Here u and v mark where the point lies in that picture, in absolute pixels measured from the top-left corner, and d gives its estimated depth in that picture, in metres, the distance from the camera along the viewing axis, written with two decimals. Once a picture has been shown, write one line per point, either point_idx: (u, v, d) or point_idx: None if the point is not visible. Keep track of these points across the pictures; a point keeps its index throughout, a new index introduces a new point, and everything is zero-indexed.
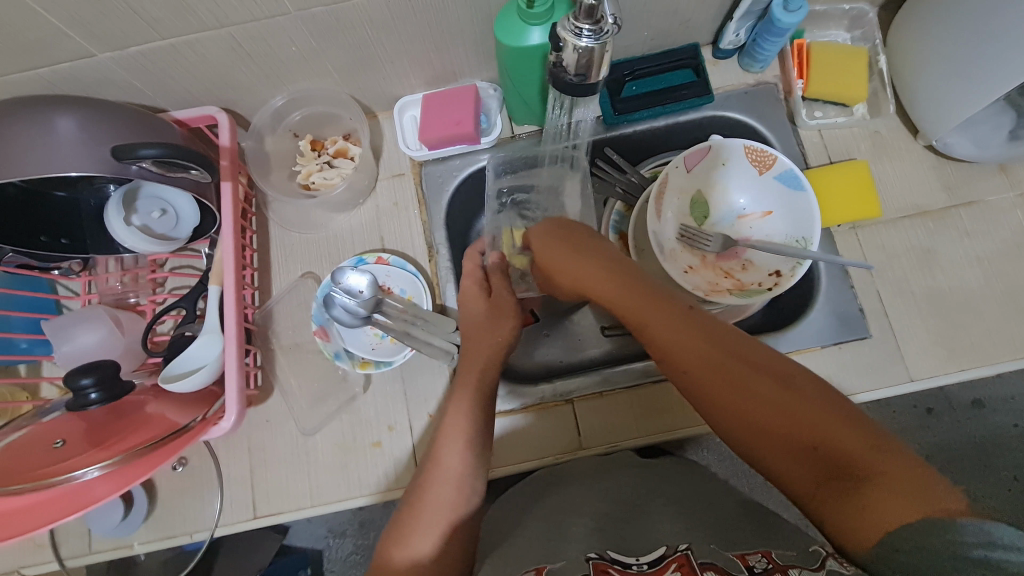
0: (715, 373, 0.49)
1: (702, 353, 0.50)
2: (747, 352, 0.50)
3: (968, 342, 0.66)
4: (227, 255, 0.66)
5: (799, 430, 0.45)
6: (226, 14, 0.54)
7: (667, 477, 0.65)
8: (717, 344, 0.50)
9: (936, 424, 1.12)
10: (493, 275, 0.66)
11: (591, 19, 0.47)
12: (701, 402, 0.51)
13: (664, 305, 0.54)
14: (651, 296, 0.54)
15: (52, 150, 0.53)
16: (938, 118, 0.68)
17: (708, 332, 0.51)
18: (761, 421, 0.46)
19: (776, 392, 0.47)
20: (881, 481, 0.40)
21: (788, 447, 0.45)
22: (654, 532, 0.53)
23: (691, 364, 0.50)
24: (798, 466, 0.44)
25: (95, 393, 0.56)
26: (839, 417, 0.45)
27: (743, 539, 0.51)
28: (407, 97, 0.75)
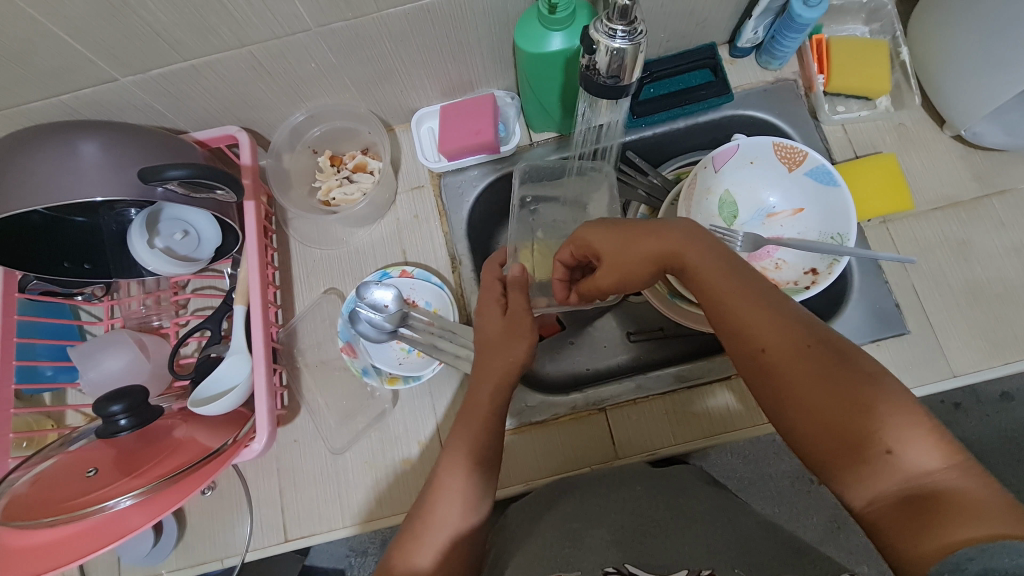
0: (790, 358, 0.43)
1: (777, 335, 0.44)
2: (826, 338, 0.44)
3: (1011, 334, 0.64)
4: (252, 272, 0.66)
5: (878, 429, 0.40)
6: (247, 33, 0.54)
7: (684, 489, 0.59)
8: (796, 327, 0.44)
9: (966, 419, 1.10)
10: (512, 292, 0.58)
11: (625, 20, 0.47)
12: (762, 385, 0.45)
13: (736, 281, 0.47)
14: (722, 267, 0.47)
15: (78, 176, 0.53)
16: (966, 108, 0.67)
17: (786, 312, 0.45)
18: (828, 419, 0.41)
19: (860, 386, 0.41)
20: (959, 501, 0.36)
21: (861, 446, 0.40)
22: (672, 551, 0.49)
23: (765, 345, 0.44)
24: (866, 467, 0.40)
25: (125, 420, 0.54)
26: (917, 422, 0.40)
27: (768, 562, 0.47)
28: (424, 110, 0.75)
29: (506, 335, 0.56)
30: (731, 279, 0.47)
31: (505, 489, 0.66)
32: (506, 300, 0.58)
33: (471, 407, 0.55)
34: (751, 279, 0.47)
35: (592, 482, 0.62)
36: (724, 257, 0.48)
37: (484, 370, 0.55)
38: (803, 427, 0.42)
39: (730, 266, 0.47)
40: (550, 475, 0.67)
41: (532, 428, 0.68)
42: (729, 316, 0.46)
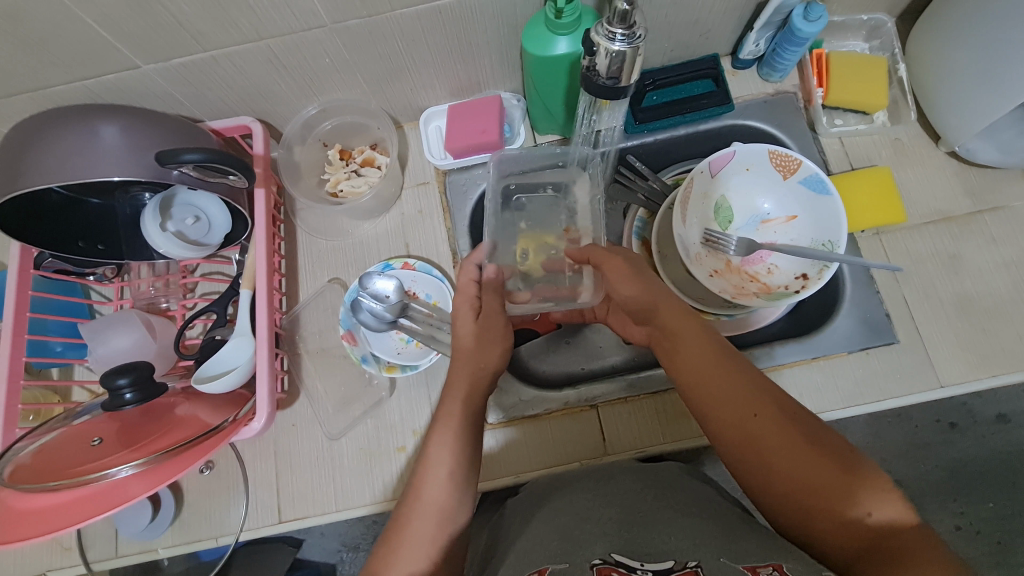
0: (775, 424, 0.49)
1: (762, 404, 0.50)
2: (793, 407, 0.50)
3: (999, 347, 0.65)
4: (260, 258, 0.68)
5: (852, 491, 0.46)
6: (266, 26, 0.56)
7: (671, 483, 0.61)
8: (772, 398, 0.51)
9: (961, 439, 1.11)
10: (487, 293, 0.62)
11: (624, 24, 0.49)
12: (743, 454, 0.50)
13: (727, 353, 0.54)
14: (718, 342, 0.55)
15: (98, 157, 0.55)
16: (961, 124, 0.68)
17: (762, 384, 0.52)
18: (810, 478, 0.46)
19: (830, 448, 0.48)
20: (922, 550, 0.42)
21: (835, 506, 0.45)
22: (659, 541, 0.50)
23: (755, 410, 0.50)
24: (841, 525, 0.45)
25: (129, 394, 0.56)
26: (881, 490, 0.46)
27: (753, 549, 0.47)
28: (433, 109, 0.77)
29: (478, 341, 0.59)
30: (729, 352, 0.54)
31: (489, 481, 0.68)
32: (480, 303, 0.62)
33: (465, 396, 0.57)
34: (731, 353, 0.54)
35: (582, 478, 0.63)
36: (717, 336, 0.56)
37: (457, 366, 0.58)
38: (788, 484, 0.47)
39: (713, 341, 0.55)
40: (539, 468, 0.68)
41: (524, 421, 0.69)
42: (722, 382, 0.52)
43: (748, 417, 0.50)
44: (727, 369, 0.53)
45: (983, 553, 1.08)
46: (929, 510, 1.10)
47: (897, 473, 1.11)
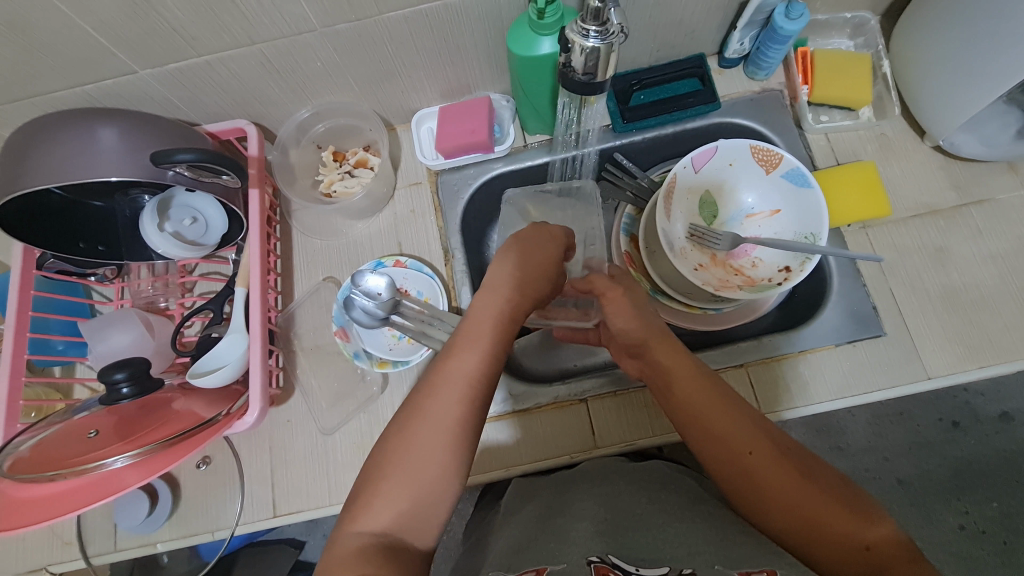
0: (773, 460, 0.49)
1: (758, 439, 0.50)
2: (784, 440, 0.51)
3: (986, 338, 0.66)
4: (254, 258, 0.69)
5: (854, 525, 0.47)
6: (258, 31, 0.58)
7: (664, 485, 0.60)
8: (765, 432, 0.51)
9: (963, 438, 1.10)
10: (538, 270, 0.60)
11: (597, 21, 0.50)
12: (744, 489, 0.50)
13: (720, 387, 0.53)
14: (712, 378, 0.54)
15: (95, 158, 0.57)
16: (944, 118, 0.69)
17: (755, 418, 0.52)
18: (812, 513, 0.47)
19: (823, 477, 0.49)
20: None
21: (834, 535, 0.47)
22: (654, 546, 0.49)
23: (752, 448, 0.50)
24: (845, 557, 0.46)
25: (127, 388, 0.58)
26: (875, 517, 0.47)
27: (746, 550, 0.48)
28: (424, 110, 0.79)
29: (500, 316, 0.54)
30: (723, 388, 0.53)
31: (480, 475, 0.68)
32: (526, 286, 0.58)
33: (472, 376, 0.50)
34: (722, 387, 0.54)
35: (578, 479, 0.64)
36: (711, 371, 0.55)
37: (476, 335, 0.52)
38: (792, 522, 0.48)
39: (705, 376, 0.54)
40: (530, 462, 0.68)
41: (515, 415, 0.70)
42: (718, 421, 0.52)
43: (748, 455, 0.50)
44: (722, 405, 0.52)
45: (988, 553, 1.07)
46: (931, 509, 1.09)
47: (898, 472, 1.11)
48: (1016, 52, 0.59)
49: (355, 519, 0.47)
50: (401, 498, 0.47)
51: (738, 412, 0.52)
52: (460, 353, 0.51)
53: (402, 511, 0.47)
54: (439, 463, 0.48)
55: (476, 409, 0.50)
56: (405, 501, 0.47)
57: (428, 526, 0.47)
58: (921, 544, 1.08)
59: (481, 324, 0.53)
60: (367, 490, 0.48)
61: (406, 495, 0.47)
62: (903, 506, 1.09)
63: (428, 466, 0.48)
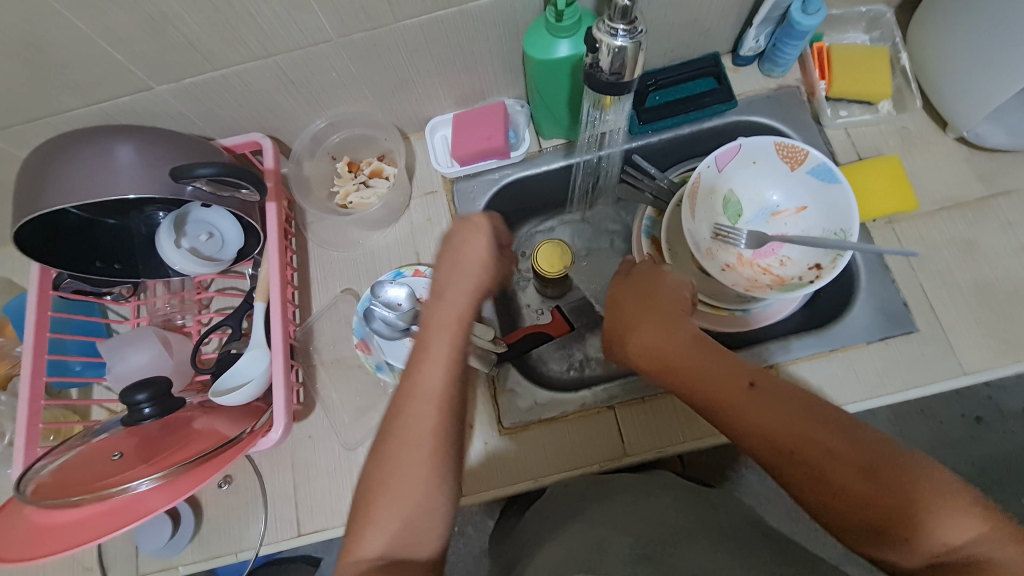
0: (776, 461, 0.46)
1: (759, 441, 0.47)
2: (821, 436, 0.45)
3: (1022, 332, 0.64)
4: (272, 271, 0.68)
5: (886, 518, 0.42)
6: (273, 43, 0.58)
7: (713, 507, 0.57)
8: (805, 428, 0.46)
9: (988, 434, 1.08)
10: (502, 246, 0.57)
11: (625, 20, 0.50)
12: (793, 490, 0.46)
13: (711, 388, 0.50)
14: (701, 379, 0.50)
15: (112, 176, 0.56)
16: (967, 109, 0.68)
17: (792, 418, 0.46)
18: (831, 510, 0.44)
19: (888, 475, 0.43)
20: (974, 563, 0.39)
21: (862, 529, 0.43)
22: (702, 559, 0.47)
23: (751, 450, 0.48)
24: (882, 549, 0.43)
25: (149, 408, 0.57)
26: (921, 503, 0.41)
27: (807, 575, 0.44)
28: (438, 118, 0.78)
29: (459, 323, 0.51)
30: (714, 390, 0.50)
31: (481, 494, 0.66)
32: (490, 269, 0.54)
33: (441, 391, 0.49)
34: (716, 386, 0.50)
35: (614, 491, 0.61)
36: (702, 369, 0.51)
37: (432, 347, 0.50)
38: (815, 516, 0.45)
39: (726, 371, 0.50)
40: (558, 472, 0.67)
41: (540, 425, 0.68)
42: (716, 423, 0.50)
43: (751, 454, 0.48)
44: (742, 408, 0.48)
45: None
46: None
47: None
48: None
49: (375, 539, 0.46)
50: (400, 511, 0.46)
51: (734, 415, 0.49)
52: (428, 367, 0.49)
53: (394, 532, 0.46)
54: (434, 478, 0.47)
55: (451, 423, 0.49)
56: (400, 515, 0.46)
57: (430, 540, 0.47)
58: None
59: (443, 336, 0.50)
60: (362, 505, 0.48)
61: (407, 509, 0.46)
62: None
63: (418, 482, 0.47)
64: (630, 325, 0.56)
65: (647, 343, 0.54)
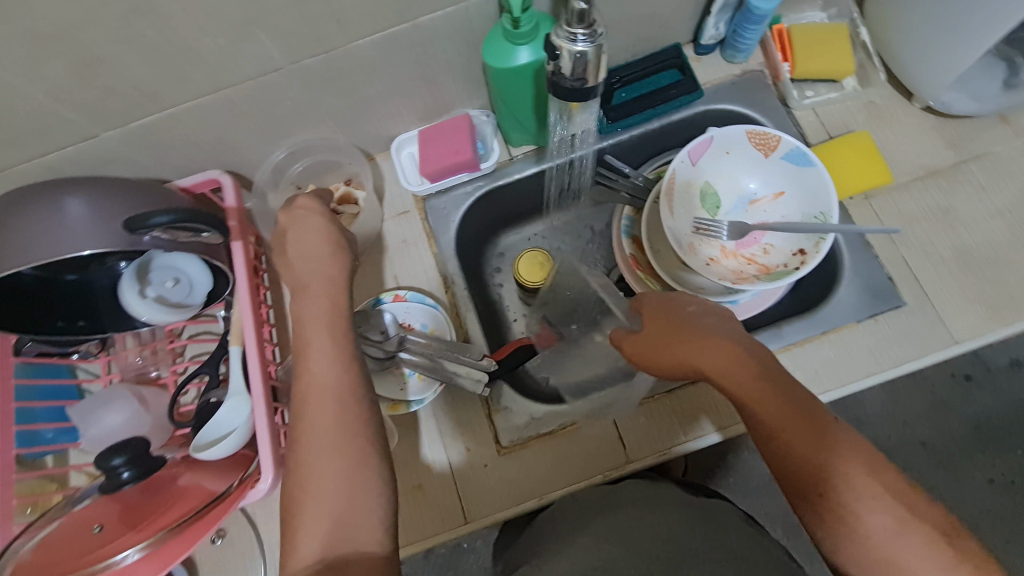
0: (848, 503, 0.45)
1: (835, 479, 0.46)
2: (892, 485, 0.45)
3: (1007, 295, 0.65)
4: (245, 311, 0.65)
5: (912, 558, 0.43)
6: (220, 76, 0.55)
7: (718, 524, 0.56)
8: (870, 475, 0.46)
9: (978, 391, 1.10)
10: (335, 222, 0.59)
11: (584, 24, 0.48)
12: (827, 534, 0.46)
13: (794, 420, 0.48)
14: (783, 408, 0.49)
15: (62, 233, 0.53)
16: (931, 78, 0.68)
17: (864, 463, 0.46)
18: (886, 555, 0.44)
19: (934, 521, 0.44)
20: None
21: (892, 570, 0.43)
22: None
23: (824, 491, 0.46)
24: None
25: (127, 472, 0.55)
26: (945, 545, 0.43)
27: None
28: (403, 136, 0.76)
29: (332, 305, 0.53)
30: (795, 420, 0.48)
31: (425, 540, 0.64)
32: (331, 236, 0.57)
33: (332, 371, 0.50)
34: (796, 422, 0.48)
35: (622, 502, 0.59)
36: (785, 394, 0.49)
37: (311, 330, 0.52)
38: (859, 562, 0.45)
39: (799, 405, 0.49)
40: (561, 486, 0.65)
41: (540, 440, 0.66)
42: (788, 456, 0.48)
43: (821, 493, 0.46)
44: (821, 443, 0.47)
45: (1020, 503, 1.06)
46: (958, 467, 1.07)
47: (921, 435, 1.09)
48: (1000, 3, 0.57)
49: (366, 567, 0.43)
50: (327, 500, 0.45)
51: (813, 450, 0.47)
52: (314, 347, 0.51)
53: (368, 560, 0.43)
54: (348, 463, 0.46)
55: (353, 403, 0.49)
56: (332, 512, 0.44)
57: (371, 531, 0.45)
58: (953, 503, 1.06)
59: (317, 318, 0.52)
60: (291, 508, 0.46)
61: (333, 498, 0.45)
62: (931, 469, 1.08)
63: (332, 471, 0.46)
64: (704, 341, 0.53)
65: (722, 358, 0.52)
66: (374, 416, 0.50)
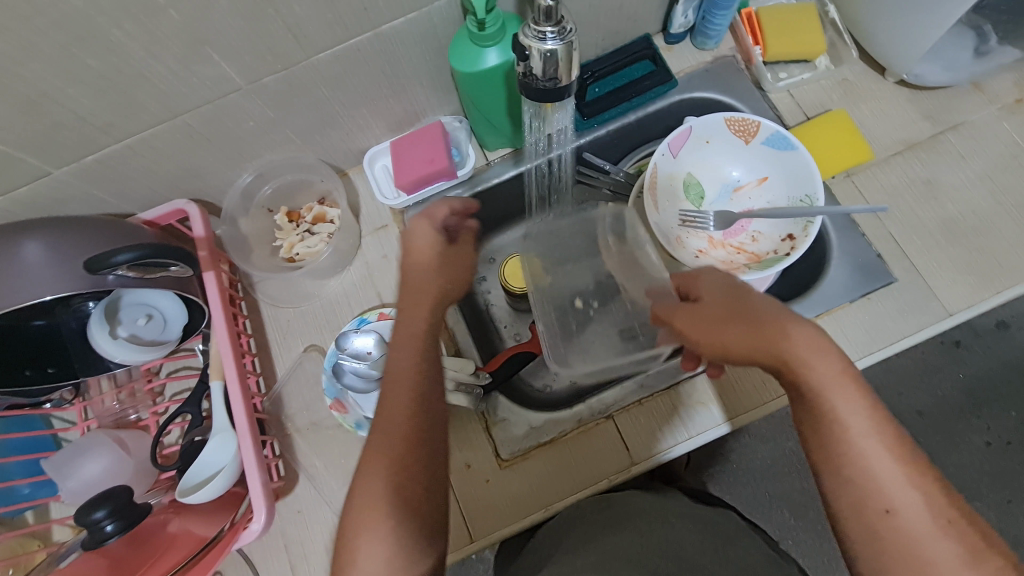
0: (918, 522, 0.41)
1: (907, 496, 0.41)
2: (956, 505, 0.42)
3: (995, 262, 0.64)
4: (222, 343, 0.62)
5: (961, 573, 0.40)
6: (176, 101, 0.53)
7: (724, 539, 0.55)
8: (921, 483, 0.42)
9: (969, 356, 1.10)
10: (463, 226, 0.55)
11: (551, 21, 0.47)
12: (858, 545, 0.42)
13: (876, 430, 0.43)
14: (866, 415, 0.43)
15: (20, 280, 0.51)
16: (903, 50, 0.68)
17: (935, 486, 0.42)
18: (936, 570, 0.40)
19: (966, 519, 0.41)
20: None
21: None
22: None
23: (891, 504, 0.41)
24: None
25: (111, 524, 0.52)
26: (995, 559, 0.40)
27: None
28: (374, 148, 0.73)
29: (434, 306, 0.50)
30: (876, 431, 0.43)
31: None
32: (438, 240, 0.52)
33: (414, 381, 0.46)
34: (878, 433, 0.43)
35: (630, 517, 0.58)
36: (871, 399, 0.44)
37: (400, 342, 0.48)
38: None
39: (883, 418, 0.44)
40: (567, 495, 0.63)
41: (542, 449, 0.65)
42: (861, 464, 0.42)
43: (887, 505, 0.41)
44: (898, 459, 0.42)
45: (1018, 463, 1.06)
46: (956, 433, 1.08)
47: (917, 405, 1.09)
48: None
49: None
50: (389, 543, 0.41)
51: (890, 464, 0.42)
52: (401, 370, 0.47)
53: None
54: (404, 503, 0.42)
55: (429, 445, 0.44)
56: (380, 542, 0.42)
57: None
58: (952, 469, 1.07)
59: (407, 333, 0.48)
60: (348, 533, 0.43)
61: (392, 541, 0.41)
62: (929, 437, 1.08)
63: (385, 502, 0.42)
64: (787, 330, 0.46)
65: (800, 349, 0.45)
66: (443, 446, 0.46)
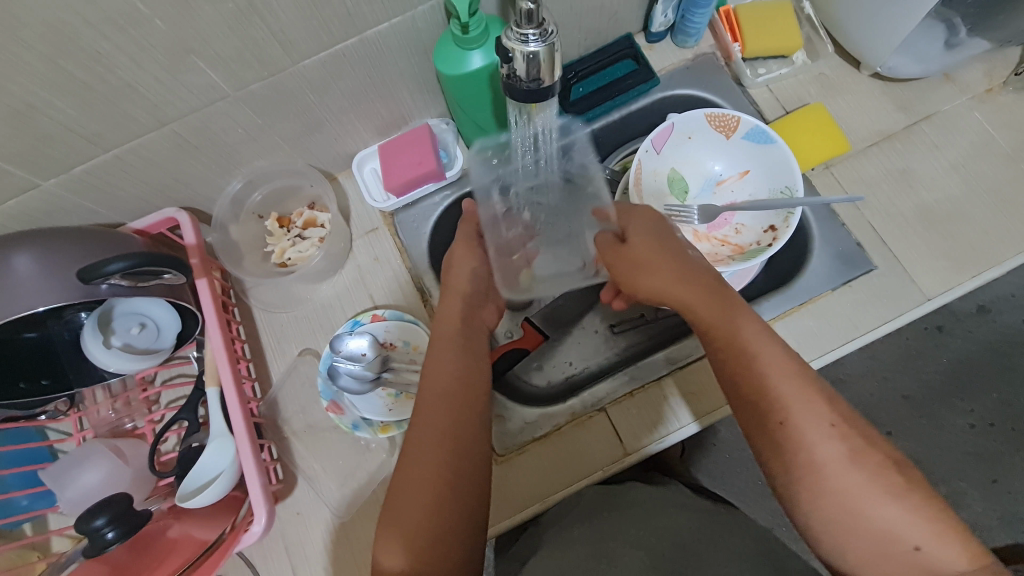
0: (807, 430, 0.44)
1: (802, 413, 0.44)
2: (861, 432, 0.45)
3: (969, 246, 0.66)
4: (218, 349, 0.63)
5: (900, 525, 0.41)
6: (163, 110, 0.53)
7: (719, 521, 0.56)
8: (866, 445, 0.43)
9: (950, 340, 1.13)
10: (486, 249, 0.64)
11: (533, 23, 0.48)
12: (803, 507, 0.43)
13: (773, 354, 0.47)
14: (763, 340, 0.48)
15: (11, 292, 0.51)
16: (877, 44, 0.69)
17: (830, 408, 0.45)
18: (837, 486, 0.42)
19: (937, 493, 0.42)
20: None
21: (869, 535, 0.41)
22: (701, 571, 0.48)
23: (784, 416, 0.44)
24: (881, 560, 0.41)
25: (111, 532, 0.53)
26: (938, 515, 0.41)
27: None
28: (363, 152, 0.74)
29: (464, 327, 0.58)
30: (773, 355, 0.47)
31: None
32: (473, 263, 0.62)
33: (455, 382, 0.51)
34: (776, 356, 0.47)
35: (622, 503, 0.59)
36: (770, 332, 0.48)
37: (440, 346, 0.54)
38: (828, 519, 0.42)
39: (779, 345, 0.48)
40: (563, 488, 0.64)
41: (537, 443, 0.66)
42: (760, 383, 0.46)
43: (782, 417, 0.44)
44: (794, 378, 0.46)
45: (1002, 443, 1.09)
46: (940, 415, 1.11)
47: (902, 389, 1.12)
48: None
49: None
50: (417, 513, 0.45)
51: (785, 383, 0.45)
52: (439, 364, 0.53)
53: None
54: (438, 484, 0.45)
55: (469, 428, 0.49)
56: (409, 524, 0.44)
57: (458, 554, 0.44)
58: (937, 450, 1.10)
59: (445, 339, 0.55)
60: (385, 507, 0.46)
61: (420, 509, 0.45)
62: (914, 420, 1.11)
63: (424, 488, 0.45)
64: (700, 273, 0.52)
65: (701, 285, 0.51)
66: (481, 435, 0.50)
